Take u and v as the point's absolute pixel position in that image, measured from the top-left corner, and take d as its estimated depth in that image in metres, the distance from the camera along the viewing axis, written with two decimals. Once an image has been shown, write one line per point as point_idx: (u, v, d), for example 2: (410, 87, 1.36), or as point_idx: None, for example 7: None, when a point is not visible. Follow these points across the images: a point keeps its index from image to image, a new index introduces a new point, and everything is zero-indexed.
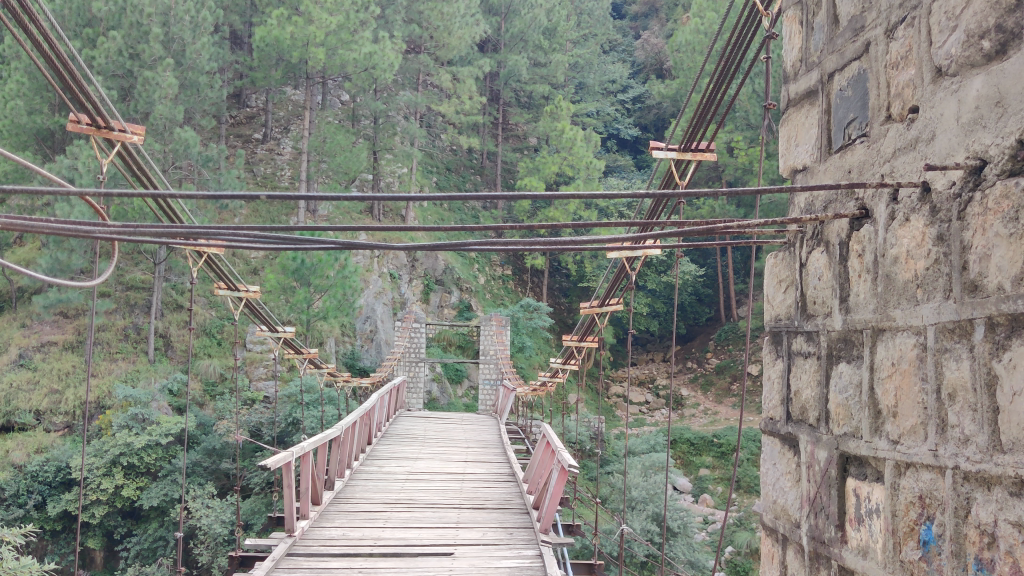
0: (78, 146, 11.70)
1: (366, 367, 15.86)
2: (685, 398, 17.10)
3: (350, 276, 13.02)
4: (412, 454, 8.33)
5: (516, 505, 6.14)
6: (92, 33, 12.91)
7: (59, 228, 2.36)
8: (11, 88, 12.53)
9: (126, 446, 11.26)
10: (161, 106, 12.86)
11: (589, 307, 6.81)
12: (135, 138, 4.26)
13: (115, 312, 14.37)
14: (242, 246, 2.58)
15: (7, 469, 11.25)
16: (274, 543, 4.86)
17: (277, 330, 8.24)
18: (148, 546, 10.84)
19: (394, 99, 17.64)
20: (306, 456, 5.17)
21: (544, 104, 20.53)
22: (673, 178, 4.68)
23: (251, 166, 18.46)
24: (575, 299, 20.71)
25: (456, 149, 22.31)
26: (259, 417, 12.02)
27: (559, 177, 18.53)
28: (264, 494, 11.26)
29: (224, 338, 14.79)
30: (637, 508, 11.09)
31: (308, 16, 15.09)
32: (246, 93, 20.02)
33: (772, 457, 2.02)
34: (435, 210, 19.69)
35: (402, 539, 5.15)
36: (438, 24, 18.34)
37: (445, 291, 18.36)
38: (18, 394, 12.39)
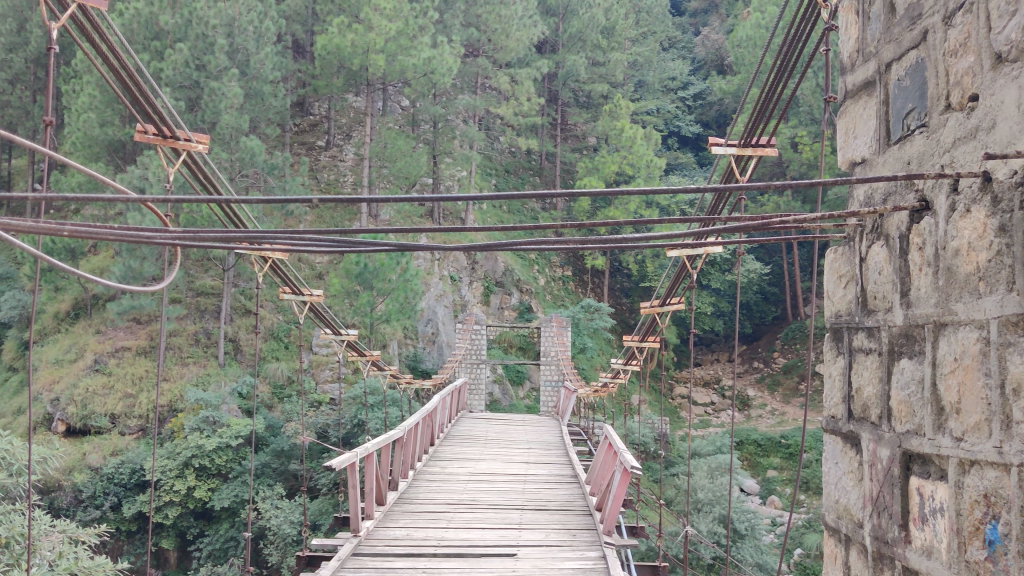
0: (148, 156, 12.02)
1: (429, 369, 15.94)
2: (752, 398, 16.91)
3: (411, 279, 13.14)
4: (475, 454, 8.40)
5: (579, 507, 6.13)
6: (160, 46, 13.25)
7: (122, 234, 2.42)
8: (83, 102, 12.95)
9: (198, 448, 11.52)
10: (227, 116, 13.13)
11: (650, 307, 6.73)
12: (200, 147, 4.33)
13: (186, 317, 14.71)
14: (307, 248, 2.57)
15: (84, 471, 11.62)
16: (340, 543, 4.93)
17: (341, 332, 8.32)
18: (220, 546, 11.11)
19: (453, 104, 17.74)
20: (370, 456, 5.21)
21: (604, 103, 20.43)
22: (733, 174, 4.59)
23: (315, 172, 18.71)
24: (637, 299, 20.60)
25: (515, 151, 22.27)
26: (326, 419, 12.23)
27: (619, 176, 18.47)
28: (331, 495, 11.43)
29: (291, 342, 15.07)
30: (703, 510, 10.99)
31: (367, 23, 15.33)
32: (308, 101, 20.32)
33: (834, 456, 1.98)
34: (495, 212, 19.71)
35: (465, 540, 5.17)
36: (496, 27, 18.39)
37: (506, 293, 18.36)
38: (94, 398, 12.78)
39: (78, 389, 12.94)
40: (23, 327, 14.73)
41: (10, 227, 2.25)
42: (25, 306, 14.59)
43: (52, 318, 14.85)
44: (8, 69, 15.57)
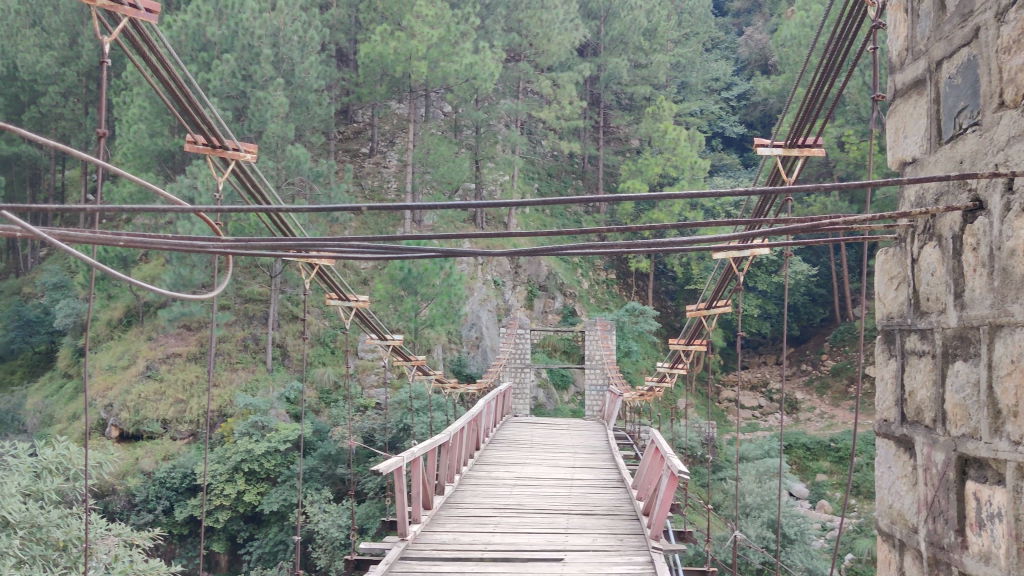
0: (197, 166, 12.23)
1: (473, 373, 15.98)
2: (800, 401, 16.70)
3: (455, 284, 13.19)
4: (520, 459, 8.41)
5: (626, 512, 6.11)
6: (207, 57, 13.48)
7: (176, 243, 2.47)
8: (134, 113, 13.23)
9: (248, 453, 11.69)
10: (274, 125, 13.32)
11: (696, 310, 6.68)
12: (249, 156, 4.40)
13: (234, 324, 14.93)
14: (353, 256, 2.60)
15: (137, 475, 11.84)
16: (388, 547, 4.97)
17: (386, 337, 8.39)
18: (270, 550, 11.25)
19: (494, 109, 17.79)
20: (417, 461, 5.25)
21: (647, 105, 20.32)
22: (780, 175, 4.55)
23: (359, 179, 18.89)
24: (682, 302, 20.46)
25: (557, 155, 22.22)
26: (372, 424, 12.32)
27: (663, 178, 18.38)
28: (378, 499, 11.51)
29: (337, 347, 15.22)
30: (751, 514, 10.88)
31: (410, 30, 15.45)
32: (351, 109, 20.50)
33: (887, 460, 1.95)
34: (538, 216, 19.70)
35: (512, 545, 5.18)
36: (537, 31, 18.39)
37: (549, 297, 18.33)
38: (146, 404, 13.02)
39: (131, 394, 13.19)
40: (77, 334, 15.06)
41: (68, 237, 2.31)
42: (79, 314, 14.92)
43: (105, 326, 15.16)
44: (62, 82, 15.95)
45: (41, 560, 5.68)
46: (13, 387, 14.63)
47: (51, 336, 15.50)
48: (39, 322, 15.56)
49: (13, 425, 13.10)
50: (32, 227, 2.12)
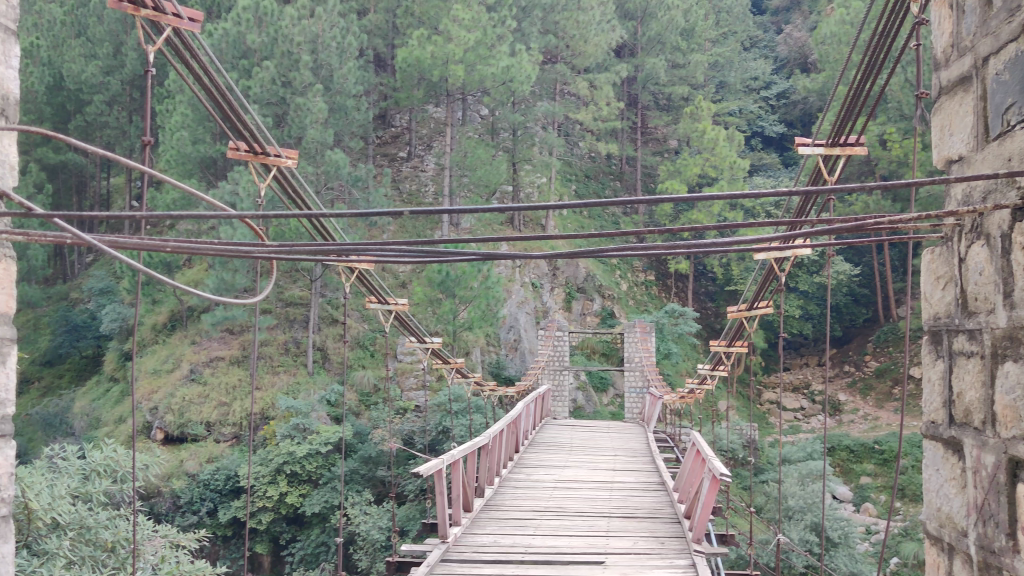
0: (239, 172, 12.40)
1: (512, 376, 16.00)
2: (843, 403, 16.49)
3: (493, 287, 13.22)
4: (560, 461, 8.41)
5: (667, 514, 6.08)
6: (248, 64, 13.67)
7: (222, 249, 2.50)
8: (177, 121, 13.46)
9: (290, 455, 11.82)
10: (313, 130, 13.46)
11: (736, 312, 6.63)
12: (290, 161, 4.46)
13: (276, 327, 15.10)
14: (392, 260, 2.62)
15: (182, 477, 12.03)
16: (429, 549, 4.99)
17: (425, 340, 8.43)
18: (312, 551, 11.34)
19: (532, 111, 17.82)
20: (457, 463, 5.26)
21: (685, 105, 20.21)
22: (821, 174, 4.50)
23: (397, 183, 19.01)
24: (723, 303, 20.30)
25: (595, 156, 22.15)
26: (411, 426, 12.38)
27: (702, 178, 18.27)
28: (418, 501, 11.56)
29: (377, 350, 15.32)
30: (794, 517, 10.77)
31: (447, 35, 15.54)
32: (390, 113, 20.63)
33: (935, 463, 1.92)
34: (576, 218, 19.67)
35: (552, 547, 5.18)
36: (574, 33, 18.42)
37: (588, 299, 18.30)
38: (190, 407, 13.21)
39: (176, 398, 13.40)
40: (123, 338, 15.33)
41: (119, 244, 2.37)
42: (125, 318, 15.18)
43: (150, 330, 15.42)
44: (106, 91, 16.25)
45: (90, 560, 5.79)
46: (62, 390, 14.94)
47: (98, 340, 15.80)
48: (86, 326, 15.87)
49: (62, 428, 13.38)
50: (84, 231, 2.17)
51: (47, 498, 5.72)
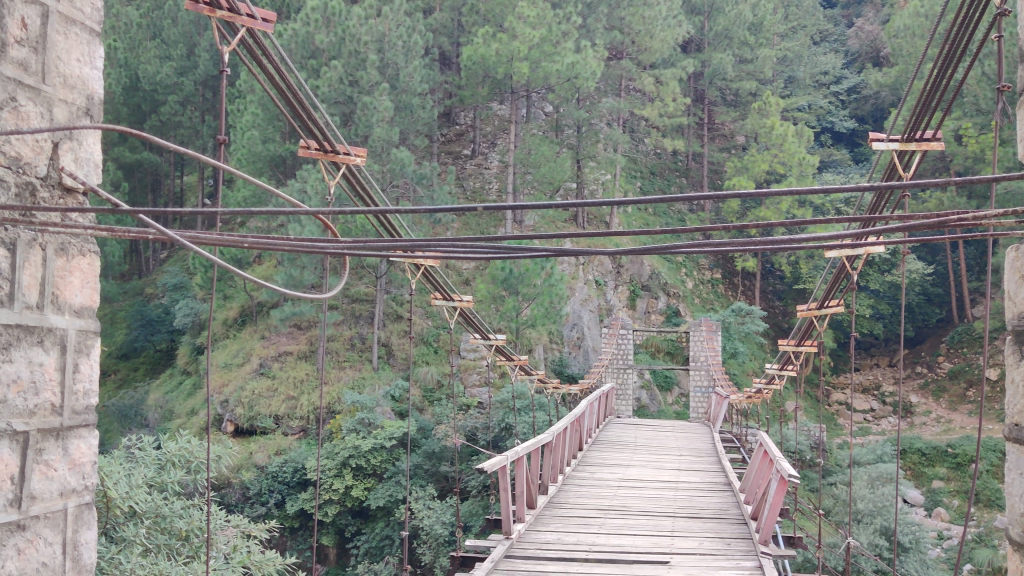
0: (307, 170, 12.60)
1: (575, 374, 15.95)
2: (915, 405, 16.08)
3: (556, 284, 13.20)
4: (624, 460, 8.36)
5: (733, 515, 6.00)
6: (316, 64, 13.89)
7: (295, 245, 2.54)
8: (247, 120, 13.75)
9: (355, 449, 11.98)
10: (379, 128, 13.61)
11: (806, 310, 6.51)
12: (359, 160, 4.51)
13: (342, 323, 15.32)
14: (459, 258, 2.63)
15: (251, 469, 12.30)
16: (492, 544, 5.02)
17: (489, 337, 8.47)
18: (376, 544, 11.48)
19: (596, 108, 17.73)
20: (521, 460, 5.28)
21: (752, 101, 19.89)
22: (896, 170, 4.39)
23: (462, 181, 19.11)
24: (791, 302, 19.95)
25: (660, 153, 21.95)
26: (475, 422, 12.44)
27: (769, 175, 17.98)
28: (481, 497, 11.61)
29: (441, 346, 15.43)
30: (864, 521, 10.56)
31: (511, 32, 15.57)
32: (454, 111, 20.70)
33: (1018, 468, 1.86)
34: (640, 215, 19.52)
35: (616, 546, 5.15)
36: (640, 28, 18.33)
37: (652, 297, 18.17)
38: (260, 400, 13.49)
39: (246, 391, 13.71)
40: (195, 333, 15.71)
41: (199, 239, 2.42)
42: (197, 313, 15.55)
43: (221, 325, 15.77)
44: (180, 91, 16.65)
45: (165, 548, 5.95)
46: (138, 383, 15.37)
47: (171, 334, 16.23)
48: (160, 321, 16.31)
49: (137, 419, 13.78)
50: (165, 228, 2.23)
51: (124, 487, 5.89)
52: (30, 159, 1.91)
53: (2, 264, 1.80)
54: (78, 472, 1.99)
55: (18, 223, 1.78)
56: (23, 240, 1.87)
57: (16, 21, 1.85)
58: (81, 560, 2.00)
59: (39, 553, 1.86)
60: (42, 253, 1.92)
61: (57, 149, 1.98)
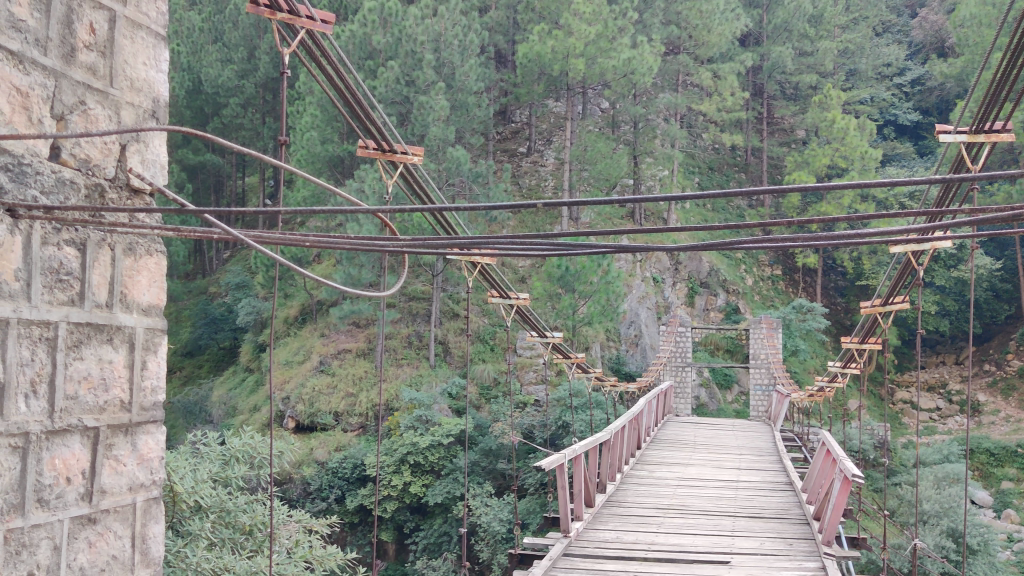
0: (365, 169, 12.75)
1: (633, 372, 15.84)
2: (984, 404, 15.64)
3: (613, 281, 13.11)
4: (683, 459, 8.27)
5: (795, 515, 5.91)
6: (373, 64, 14.05)
7: (355, 244, 2.55)
8: (307, 122, 13.96)
9: (413, 446, 12.06)
10: (435, 128, 13.70)
11: (870, 307, 6.36)
12: (416, 159, 4.53)
13: (400, 321, 15.44)
14: (516, 255, 2.61)
15: (312, 465, 12.48)
16: (551, 543, 5.02)
17: (546, 335, 8.45)
18: (435, 540, 11.58)
19: (653, 103, 17.62)
20: (578, 458, 5.26)
21: (813, 94, 19.55)
22: (964, 163, 4.27)
23: (518, 179, 19.12)
24: (853, 298, 19.54)
25: (719, 148, 21.68)
26: (531, 420, 12.44)
27: (830, 169, 17.64)
28: (538, 495, 11.61)
29: (497, 344, 15.45)
30: (930, 522, 10.33)
31: (567, 29, 15.53)
32: (510, 109, 20.68)
33: None
34: (698, 211, 19.31)
35: (676, 546, 5.10)
36: (697, 22, 18.14)
37: (711, 294, 18.01)
38: (320, 397, 13.69)
39: (306, 388, 13.93)
40: (257, 331, 15.99)
41: (261, 239, 2.45)
42: (259, 311, 15.81)
43: (282, 323, 16.02)
44: (241, 94, 16.93)
45: (230, 543, 6.05)
46: (202, 380, 15.70)
47: (234, 332, 16.53)
48: (224, 319, 16.63)
49: (202, 416, 14.06)
50: (230, 227, 2.25)
51: (190, 482, 6.01)
52: (98, 160, 1.96)
53: (73, 264, 1.85)
54: (146, 466, 2.03)
55: (88, 223, 1.82)
56: (93, 240, 1.91)
57: (85, 26, 1.88)
58: (150, 554, 2.04)
59: (110, 547, 1.90)
60: (111, 253, 1.96)
61: (125, 150, 2.02)
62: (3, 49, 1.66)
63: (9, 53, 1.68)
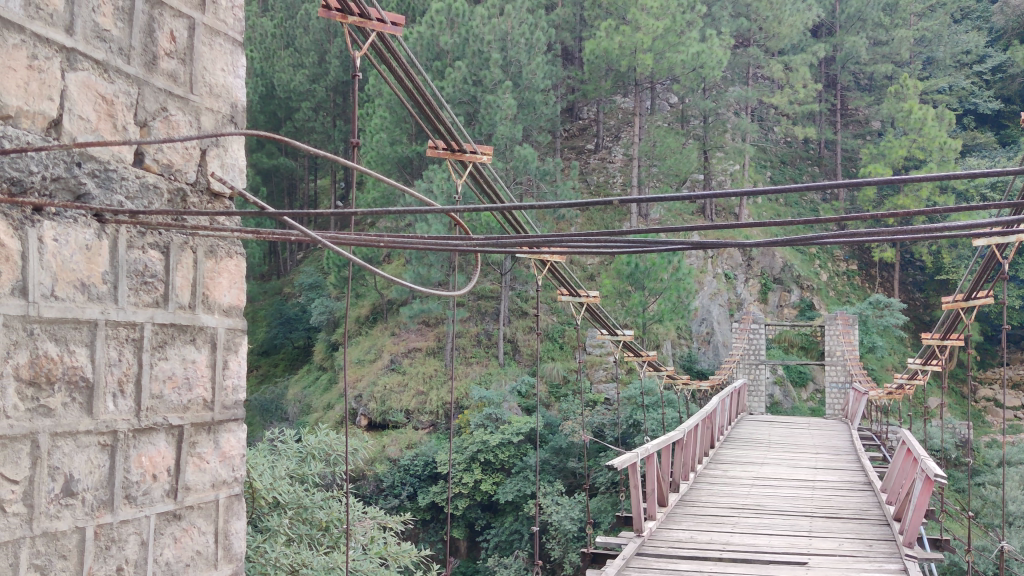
0: (434, 170, 12.86)
1: (705, 369, 15.66)
2: None
3: (684, 278, 12.96)
4: (758, 459, 8.13)
5: (874, 516, 5.77)
6: (441, 65, 14.18)
7: (425, 243, 2.55)
8: (376, 124, 14.16)
9: (483, 444, 12.12)
10: (503, 127, 13.76)
11: (952, 303, 6.16)
12: (485, 158, 4.53)
13: (469, 320, 15.53)
14: (588, 254, 2.57)
15: (385, 462, 12.64)
16: (625, 542, 4.98)
17: (616, 332, 8.39)
18: (506, 538, 11.62)
19: (723, 97, 17.40)
20: (651, 457, 5.21)
21: (888, 85, 19.04)
22: None
23: (585, 176, 19.07)
24: (933, 293, 18.97)
25: (791, 141, 21.27)
26: (602, 418, 12.39)
27: (908, 161, 17.12)
28: (610, 494, 11.54)
29: (567, 342, 15.42)
30: (1017, 524, 10.02)
31: (634, 24, 15.41)
32: (577, 106, 20.60)
33: None
34: (771, 206, 19.00)
35: (752, 546, 5.01)
36: (767, 14, 17.86)
37: (785, 290, 17.71)
38: (391, 395, 13.86)
39: (378, 386, 14.11)
40: (330, 330, 16.26)
41: (337, 240, 2.47)
42: (331, 311, 16.06)
43: (354, 322, 16.27)
44: (312, 98, 17.18)
45: (308, 538, 6.16)
46: (278, 378, 16.05)
47: (308, 331, 16.84)
48: (298, 319, 16.95)
49: (278, 413, 14.34)
50: (306, 229, 2.27)
51: (268, 479, 6.12)
52: (180, 166, 2.01)
53: (157, 266, 1.89)
54: (228, 464, 2.08)
55: (171, 226, 1.86)
56: (176, 244, 1.95)
57: (166, 34, 1.92)
58: (232, 550, 2.09)
59: (195, 543, 1.95)
60: (193, 256, 2.01)
61: (205, 155, 2.07)
62: (88, 58, 1.71)
63: (95, 62, 1.73)
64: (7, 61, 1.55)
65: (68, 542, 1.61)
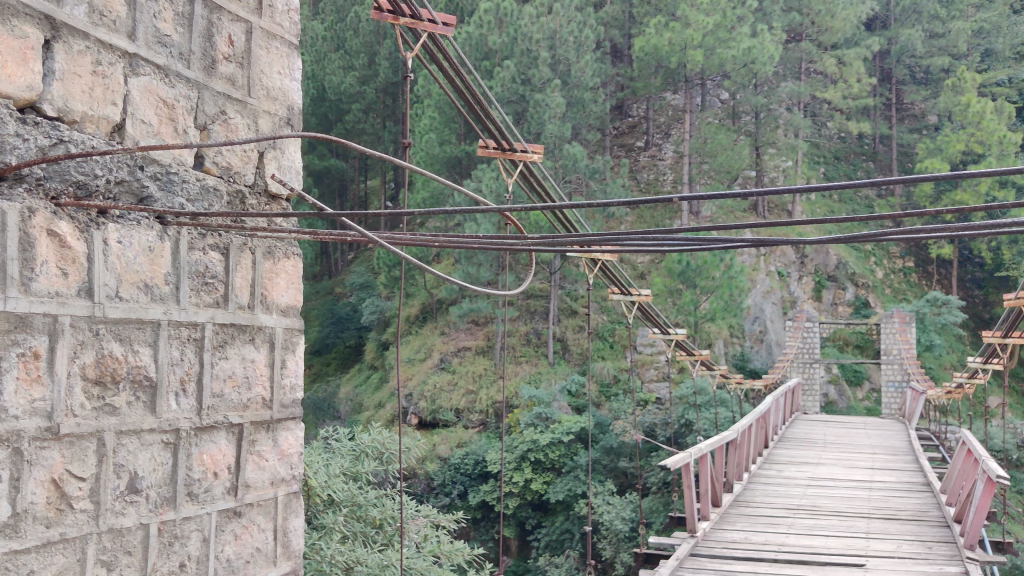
0: (483, 169, 12.91)
1: (758, 368, 15.46)
2: None
3: (736, 276, 12.81)
4: (813, 458, 8.02)
5: (934, 517, 5.64)
6: (489, 65, 14.21)
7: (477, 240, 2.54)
8: (425, 124, 14.24)
9: (533, 443, 12.14)
10: (551, 125, 13.75)
11: (1015, 299, 5.98)
12: (535, 156, 4.52)
13: (518, 319, 15.53)
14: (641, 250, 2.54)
15: (435, 461, 12.72)
16: (678, 542, 4.95)
17: (668, 331, 8.33)
18: (557, 538, 11.62)
19: (775, 93, 17.21)
20: (705, 457, 5.16)
21: (946, 78, 18.64)
22: None
23: (635, 174, 18.97)
24: (993, 291, 18.49)
25: (845, 137, 20.90)
26: (653, 418, 12.31)
27: (966, 155, 16.72)
28: (661, 494, 11.47)
29: (617, 341, 15.36)
30: None
31: (684, 21, 15.34)
32: (627, 103, 20.49)
33: None
34: (825, 203, 18.72)
35: (808, 548, 4.94)
36: (820, 8, 17.62)
37: (839, 288, 17.41)
38: (442, 394, 13.94)
39: (428, 386, 14.20)
40: (381, 329, 16.39)
41: (392, 239, 2.48)
42: (382, 311, 16.19)
43: (405, 322, 16.38)
44: (363, 99, 17.32)
45: (361, 535, 6.21)
46: (330, 377, 16.23)
47: (359, 331, 17.01)
48: (349, 318, 17.12)
49: (330, 412, 14.50)
50: (362, 229, 2.28)
51: (323, 477, 6.18)
52: (239, 168, 2.04)
53: (217, 267, 1.92)
54: (287, 462, 2.10)
55: (230, 228, 1.88)
56: (236, 245, 1.98)
57: (224, 38, 1.95)
58: (291, 547, 2.11)
59: (254, 539, 1.98)
60: (252, 256, 2.03)
61: (263, 157, 2.11)
62: (149, 63, 1.74)
63: (156, 66, 1.76)
64: (71, 67, 1.58)
65: (133, 539, 1.65)
